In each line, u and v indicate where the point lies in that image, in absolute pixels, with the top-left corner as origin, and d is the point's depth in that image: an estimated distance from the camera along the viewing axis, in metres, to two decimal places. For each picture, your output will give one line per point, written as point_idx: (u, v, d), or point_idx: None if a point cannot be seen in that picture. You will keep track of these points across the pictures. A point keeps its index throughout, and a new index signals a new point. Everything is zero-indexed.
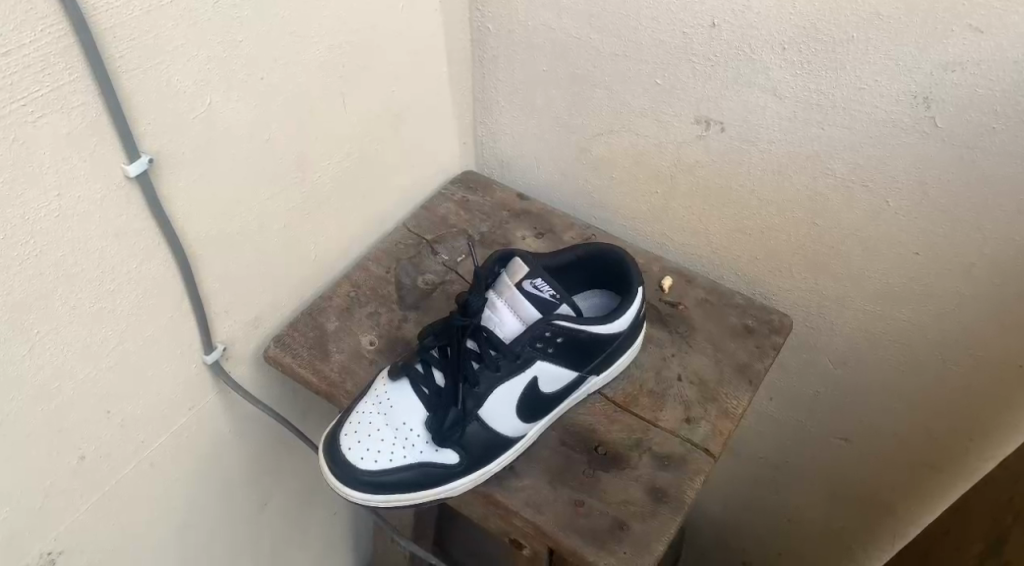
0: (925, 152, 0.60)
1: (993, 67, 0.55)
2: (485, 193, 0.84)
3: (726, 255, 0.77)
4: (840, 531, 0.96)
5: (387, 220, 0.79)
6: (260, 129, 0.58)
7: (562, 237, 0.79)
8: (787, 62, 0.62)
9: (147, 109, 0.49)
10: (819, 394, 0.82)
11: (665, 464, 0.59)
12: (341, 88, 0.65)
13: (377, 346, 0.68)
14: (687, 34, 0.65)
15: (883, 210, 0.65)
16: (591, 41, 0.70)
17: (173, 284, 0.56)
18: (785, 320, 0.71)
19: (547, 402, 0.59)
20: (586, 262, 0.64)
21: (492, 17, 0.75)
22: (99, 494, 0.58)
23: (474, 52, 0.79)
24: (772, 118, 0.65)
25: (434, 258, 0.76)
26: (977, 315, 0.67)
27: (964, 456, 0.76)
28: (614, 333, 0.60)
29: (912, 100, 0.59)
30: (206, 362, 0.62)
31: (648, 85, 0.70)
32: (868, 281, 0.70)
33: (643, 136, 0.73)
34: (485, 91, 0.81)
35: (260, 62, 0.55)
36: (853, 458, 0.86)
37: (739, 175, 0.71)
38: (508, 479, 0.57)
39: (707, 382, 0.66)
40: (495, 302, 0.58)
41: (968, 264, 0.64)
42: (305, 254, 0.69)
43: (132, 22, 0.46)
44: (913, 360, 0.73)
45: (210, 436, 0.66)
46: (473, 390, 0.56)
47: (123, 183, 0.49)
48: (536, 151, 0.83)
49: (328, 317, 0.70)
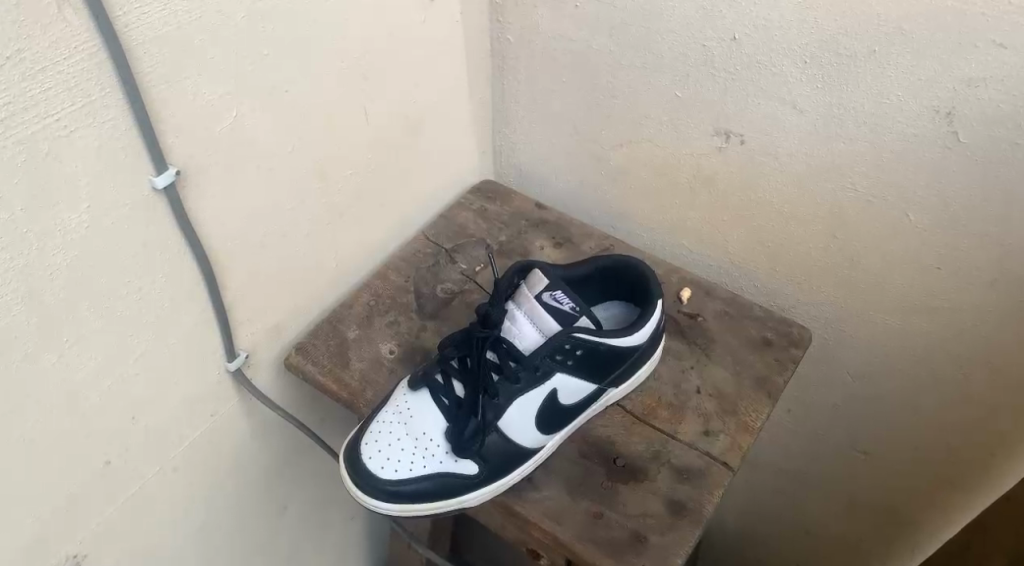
0: (949, 165, 0.60)
1: (1017, 84, 0.54)
2: (504, 202, 0.84)
3: (744, 267, 0.77)
4: (857, 542, 0.95)
5: (407, 228, 0.80)
6: (284, 140, 0.59)
7: (580, 247, 0.80)
8: (808, 76, 0.62)
9: (176, 122, 0.49)
10: (838, 404, 0.82)
11: (684, 476, 0.59)
12: (363, 97, 0.65)
13: (396, 354, 0.68)
14: (708, 47, 0.65)
15: (904, 222, 0.65)
16: (611, 52, 0.70)
17: (198, 292, 0.57)
18: (804, 331, 0.71)
19: (566, 414, 0.59)
20: (604, 273, 0.64)
21: (511, 28, 0.75)
22: (124, 498, 0.59)
23: (494, 60, 0.79)
24: (792, 131, 0.65)
25: (453, 267, 0.77)
26: (998, 329, 0.66)
27: (985, 470, 0.76)
28: (634, 345, 0.60)
29: (935, 115, 0.58)
30: (227, 370, 0.63)
31: (667, 97, 0.70)
32: (888, 292, 0.70)
33: (663, 147, 0.74)
34: (504, 100, 0.82)
35: (285, 75, 0.56)
36: (872, 469, 0.86)
37: (758, 187, 0.71)
38: (527, 489, 0.58)
39: (725, 395, 0.66)
40: (515, 313, 0.58)
41: (989, 277, 0.64)
42: (326, 262, 0.70)
43: (161, 38, 0.46)
44: (932, 373, 0.73)
45: (230, 442, 0.67)
46: (493, 401, 0.56)
47: (151, 194, 0.50)
48: (555, 161, 0.83)
49: (348, 325, 0.70)
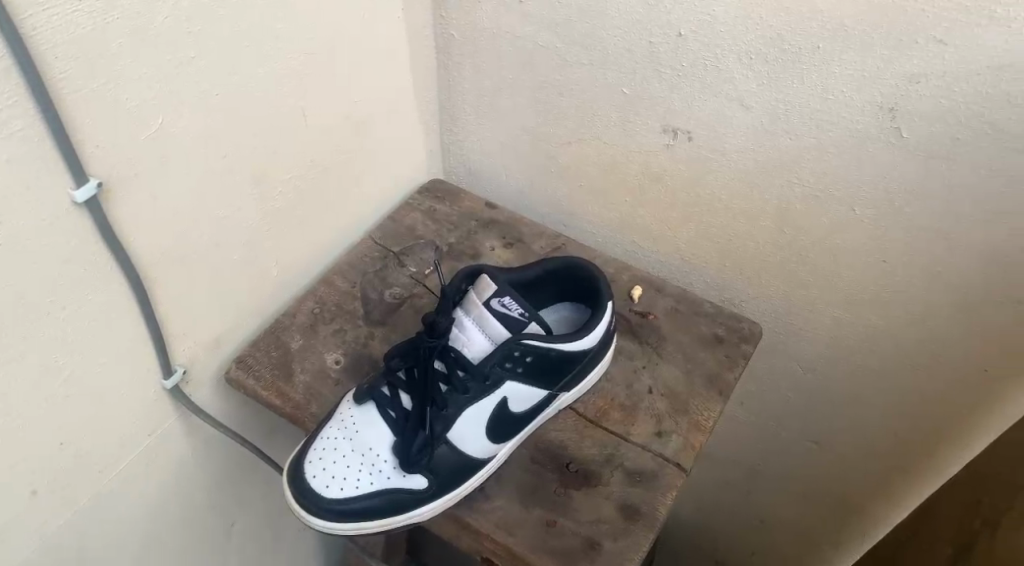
0: (893, 161, 0.60)
1: (957, 79, 0.55)
2: (453, 202, 0.82)
3: (695, 263, 0.77)
4: (812, 531, 0.96)
5: (353, 231, 0.78)
6: (217, 147, 0.56)
7: (531, 247, 0.78)
8: (753, 73, 0.61)
9: (95, 131, 0.47)
10: (790, 397, 0.83)
11: (637, 479, 0.59)
12: (301, 98, 0.63)
13: (342, 364, 0.66)
14: (654, 44, 0.64)
15: (850, 217, 0.65)
16: (556, 49, 0.69)
17: (128, 308, 0.54)
18: (755, 328, 0.71)
19: (517, 422, 0.58)
20: (554, 275, 0.63)
21: (456, 24, 0.73)
22: (55, 525, 0.56)
23: (439, 57, 0.77)
24: (738, 127, 0.65)
25: (401, 270, 0.75)
26: (942, 321, 0.67)
27: (933, 457, 0.77)
28: (584, 348, 0.59)
29: (878, 111, 0.59)
30: (164, 387, 0.60)
31: (614, 94, 0.69)
32: (836, 286, 0.70)
33: (611, 144, 0.73)
34: (451, 98, 0.80)
35: (215, 78, 0.54)
36: (824, 459, 0.86)
37: (707, 184, 0.70)
38: (479, 500, 0.57)
39: (678, 394, 0.65)
40: (462, 320, 0.56)
41: (933, 270, 0.64)
42: (267, 270, 0.67)
43: (73, 42, 0.44)
44: (880, 364, 0.74)
45: (171, 460, 0.65)
46: (442, 412, 0.54)
47: (71, 208, 0.47)
48: (504, 160, 0.82)
49: (291, 335, 0.68)
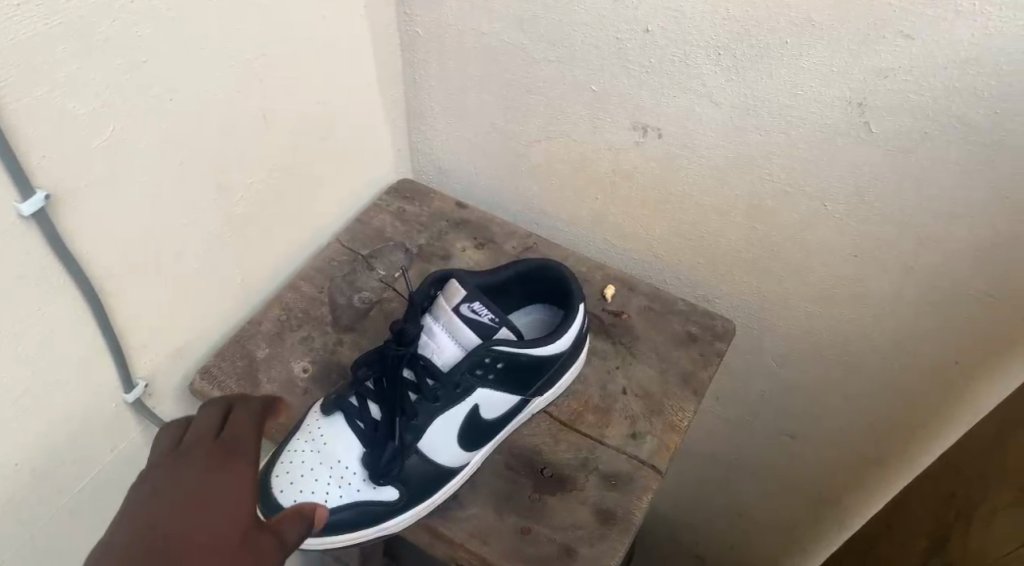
0: (862, 156, 0.60)
1: (924, 74, 0.54)
2: (422, 202, 0.81)
3: (668, 260, 0.77)
4: (790, 523, 0.97)
5: (320, 234, 0.76)
6: (173, 152, 0.54)
7: (502, 247, 0.77)
8: (722, 68, 0.61)
9: (41, 141, 0.45)
10: (765, 392, 0.83)
11: (612, 483, 0.58)
12: (261, 101, 0.61)
13: (310, 372, 0.65)
14: (622, 41, 0.63)
15: (821, 212, 0.65)
16: (523, 46, 0.68)
17: (83, 322, 0.53)
18: (729, 326, 0.70)
19: (489, 429, 0.57)
20: (525, 277, 0.62)
21: (421, 21, 0.72)
22: (12, 547, 0.55)
23: (405, 56, 0.75)
24: (708, 124, 0.64)
25: (371, 274, 0.74)
26: (914, 314, 0.67)
27: (907, 448, 0.77)
28: (556, 353, 0.58)
29: (846, 106, 0.58)
30: (125, 402, 0.59)
31: (583, 91, 0.68)
32: (808, 281, 0.70)
33: (582, 142, 0.72)
34: (418, 96, 0.78)
35: (169, 82, 0.52)
36: (800, 452, 0.87)
37: (678, 181, 0.70)
38: (451, 509, 0.56)
39: (652, 395, 0.64)
40: (431, 327, 0.55)
41: (904, 264, 0.64)
42: (231, 277, 0.66)
43: (13, 50, 0.42)
44: (853, 358, 0.74)
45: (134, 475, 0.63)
46: (412, 422, 0.53)
47: (18, 222, 0.46)
48: (474, 159, 0.80)
49: (257, 344, 0.66)
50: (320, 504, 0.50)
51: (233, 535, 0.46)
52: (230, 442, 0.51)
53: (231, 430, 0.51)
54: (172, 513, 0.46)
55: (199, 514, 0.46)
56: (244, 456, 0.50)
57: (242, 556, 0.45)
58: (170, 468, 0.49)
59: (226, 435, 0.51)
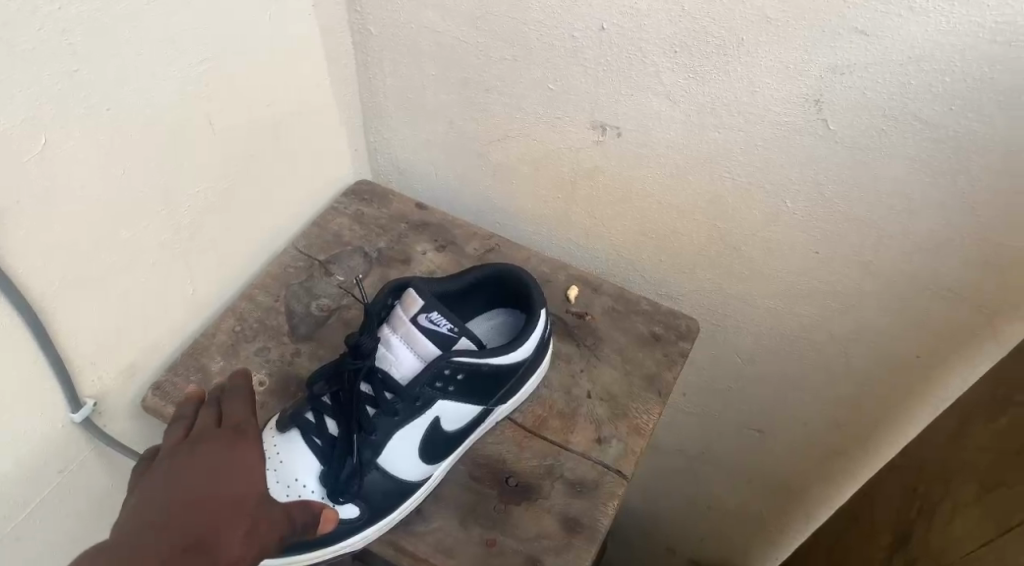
0: (820, 154, 0.60)
1: (880, 70, 0.54)
2: (381, 204, 0.79)
3: (631, 259, 0.76)
4: (759, 515, 0.97)
5: (275, 240, 0.74)
6: (113, 162, 0.52)
7: (463, 248, 0.76)
8: (679, 66, 0.60)
9: None
10: (731, 388, 0.83)
11: (577, 490, 0.57)
12: (206, 107, 0.59)
13: (267, 385, 0.63)
14: (577, 40, 0.62)
15: (782, 210, 0.65)
16: (478, 44, 0.66)
17: (22, 344, 0.51)
18: (691, 324, 0.70)
19: (451, 441, 0.56)
20: (485, 282, 0.61)
21: (372, 19, 0.70)
22: None
23: (358, 55, 0.73)
24: (666, 122, 0.64)
25: (329, 280, 0.72)
26: (874, 309, 0.67)
27: (872, 441, 0.78)
28: (518, 361, 0.57)
29: (804, 103, 0.58)
30: (73, 422, 0.57)
31: (541, 90, 0.67)
32: (771, 277, 0.70)
33: (542, 142, 0.71)
34: (373, 96, 0.76)
35: (106, 91, 0.50)
36: (766, 447, 0.87)
37: (639, 179, 0.69)
38: (414, 523, 0.55)
39: (617, 398, 0.64)
40: (390, 338, 0.54)
41: (864, 261, 0.64)
42: (181, 288, 0.63)
43: None
44: (816, 353, 0.74)
45: (86, 497, 0.61)
46: (370, 438, 0.53)
47: None
48: (432, 159, 0.79)
49: (211, 357, 0.64)
50: (327, 508, 0.50)
51: (250, 500, 0.47)
52: (232, 425, 0.51)
53: (231, 415, 0.52)
54: (191, 484, 0.46)
55: (212, 488, 0.46)
56: (250, 436, 0.50)
57: (259, 522, 0.46)
58: (179, 451, 0.49)
59: (226, 420, 0.51)
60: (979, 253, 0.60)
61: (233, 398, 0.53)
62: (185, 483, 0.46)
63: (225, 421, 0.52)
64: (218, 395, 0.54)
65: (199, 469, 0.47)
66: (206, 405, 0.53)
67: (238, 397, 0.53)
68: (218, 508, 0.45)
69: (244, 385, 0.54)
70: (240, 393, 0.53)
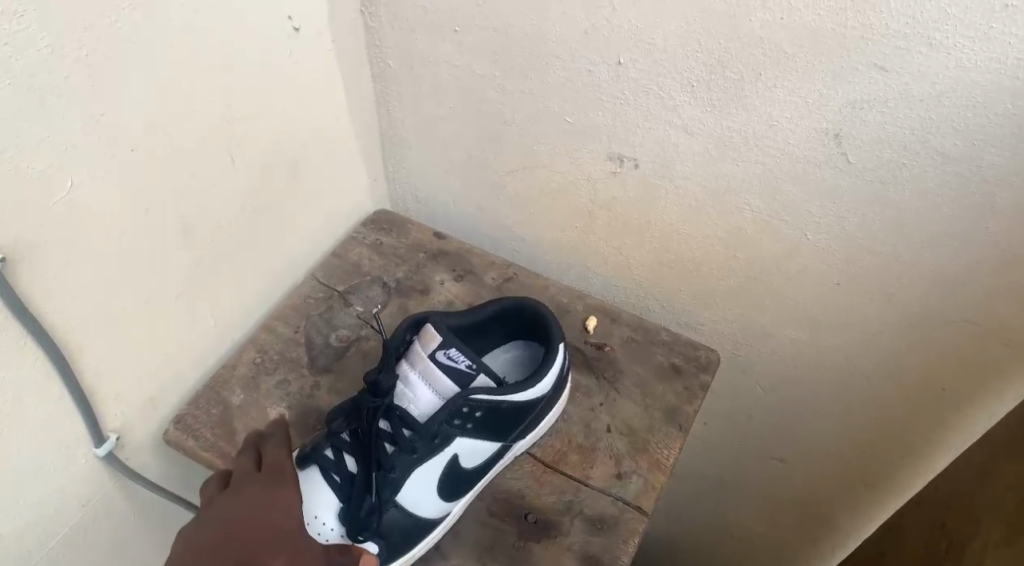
0: (840, 187, 0.59)
1: (901, 105, 0.54)
2: (400, 234, 0.80)
3: (650, 289, 0.76)
4: (783, 544, 0.96)
5: (294, 270, 0.75)
6: (136, 202, 0.53)
7: (482, 278, 0.76)
8: (697, 99, 0.60)
9: None
10: (752, 417, 0.82)
11: (598, 527, 0.57)
12: (227, 144, 0.59)
13: (287, 418, 0.63)
14: (595, 74, 0.62)
15: (802, 241, 0.64)
16: (495, 78, 0.67)
17: (46, 382, 0.51)
18: (712, 356, 0.69)
19: (470, 477, 0.56)
20: (504, 316, 0.61)
21: (390, 53, 0.70)
22: None
23: (376, 87, 0.74)
24: (684, 154, 0.63)
25: (348, 311, 0.72)
26: (897, 341, 0.67)
27: (898, 473, 0.76)
28: (537, 397, 0.57)
29: (824, 137, 0.57)
30: (96, 455, 0.57)
31: (558, 123, 0.67)
32: (792, 308, 0.69)
33: (560, 173, 0.71)
34: (391, 127, 0.77)
35: (129, 133, 0.51)
36: (789, 476, 0.86)
37: (658, 210, 0.69)
38: (434, 560, 0.55)
39: (637, 432, 0.63)
40: (409, 375, 0.54)
41: (887, 292, 0.64)
42: (203, 322, 0.64)
43: None
44: (838, 383, 0.73)
45: (109, 529, 0.61)
46: (388, 475, 0.53)
47: None
48: (450, 189, 0.79)
49: (232, 390, 0.65)
50: (367, 553, 0.49)
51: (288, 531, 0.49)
52: (270, 467, 0.52)
53: (270, 457, 0.53)
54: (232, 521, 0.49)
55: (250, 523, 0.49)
56: (287, 476, 0.51)
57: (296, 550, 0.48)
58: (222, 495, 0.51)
59: (265, 462, 0.52)
60: (1004, 287, 0.59)
61: (272, 442, 0.54)
62: (219, 527, 0.49)
63: (264, 464, 0.53)
64: (257, 440, 0.55)
65: (236, 510, 0.49)
66: (245, 450, 0.54)
67: (277, 440, 0.54)
68: (245, 550, 0.47)
69: (282, 430, 0.55)
70: (279, 437, 0.55)
